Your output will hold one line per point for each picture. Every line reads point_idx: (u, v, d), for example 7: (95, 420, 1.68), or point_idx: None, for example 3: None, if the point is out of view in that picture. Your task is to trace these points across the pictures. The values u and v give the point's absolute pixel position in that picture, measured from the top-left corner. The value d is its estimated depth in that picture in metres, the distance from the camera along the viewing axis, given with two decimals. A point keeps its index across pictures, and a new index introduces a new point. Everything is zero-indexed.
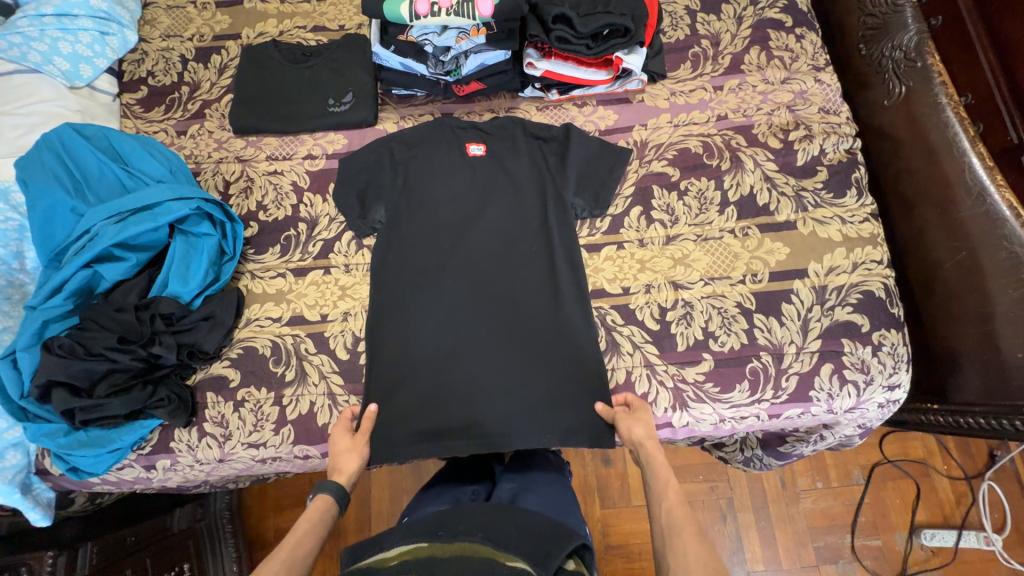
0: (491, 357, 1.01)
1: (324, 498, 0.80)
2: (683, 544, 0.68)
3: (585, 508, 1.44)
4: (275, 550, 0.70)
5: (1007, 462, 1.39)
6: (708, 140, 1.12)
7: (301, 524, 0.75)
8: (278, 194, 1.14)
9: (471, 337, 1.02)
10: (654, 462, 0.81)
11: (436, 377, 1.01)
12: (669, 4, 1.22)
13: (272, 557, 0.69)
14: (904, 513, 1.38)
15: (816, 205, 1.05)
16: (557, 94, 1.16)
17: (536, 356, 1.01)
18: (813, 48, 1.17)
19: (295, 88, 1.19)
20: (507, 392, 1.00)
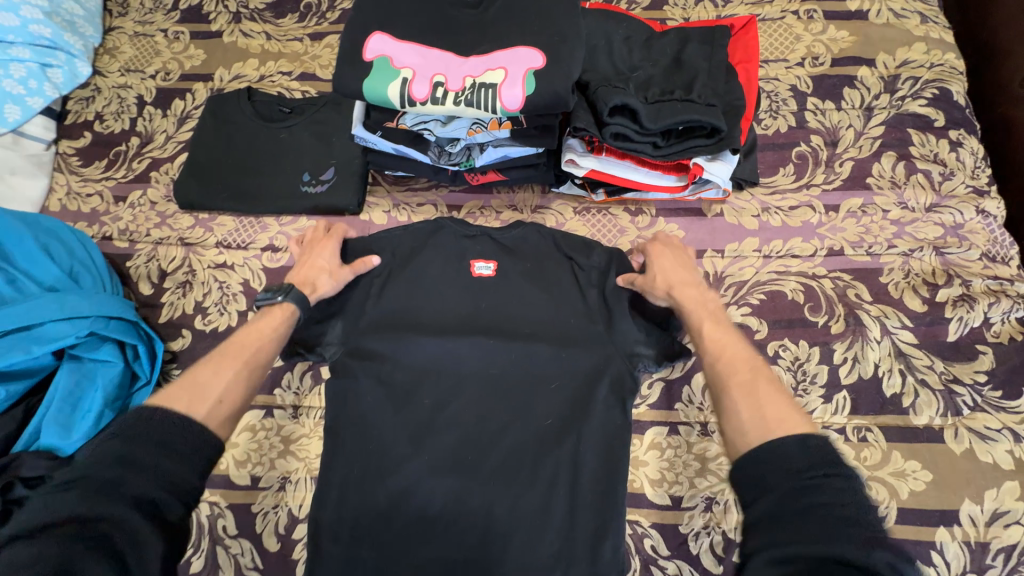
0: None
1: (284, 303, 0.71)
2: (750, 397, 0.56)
3: None
4: (231, 352, 0.64)
5: None
6: (813, 284, 0.79)
7: (257, 331, 0.67)
8: (223, 295, 0.87)
9: (444, 546, 0.71)
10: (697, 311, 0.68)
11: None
12: (768, 80, 0.90)
13: (225, 360, 0.63)
14: None
15: (974, 408, 0.71)
16: (603, 196, 0.85)
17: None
18: (972, 160, 0.84)
19: (266, 154, 0.93)
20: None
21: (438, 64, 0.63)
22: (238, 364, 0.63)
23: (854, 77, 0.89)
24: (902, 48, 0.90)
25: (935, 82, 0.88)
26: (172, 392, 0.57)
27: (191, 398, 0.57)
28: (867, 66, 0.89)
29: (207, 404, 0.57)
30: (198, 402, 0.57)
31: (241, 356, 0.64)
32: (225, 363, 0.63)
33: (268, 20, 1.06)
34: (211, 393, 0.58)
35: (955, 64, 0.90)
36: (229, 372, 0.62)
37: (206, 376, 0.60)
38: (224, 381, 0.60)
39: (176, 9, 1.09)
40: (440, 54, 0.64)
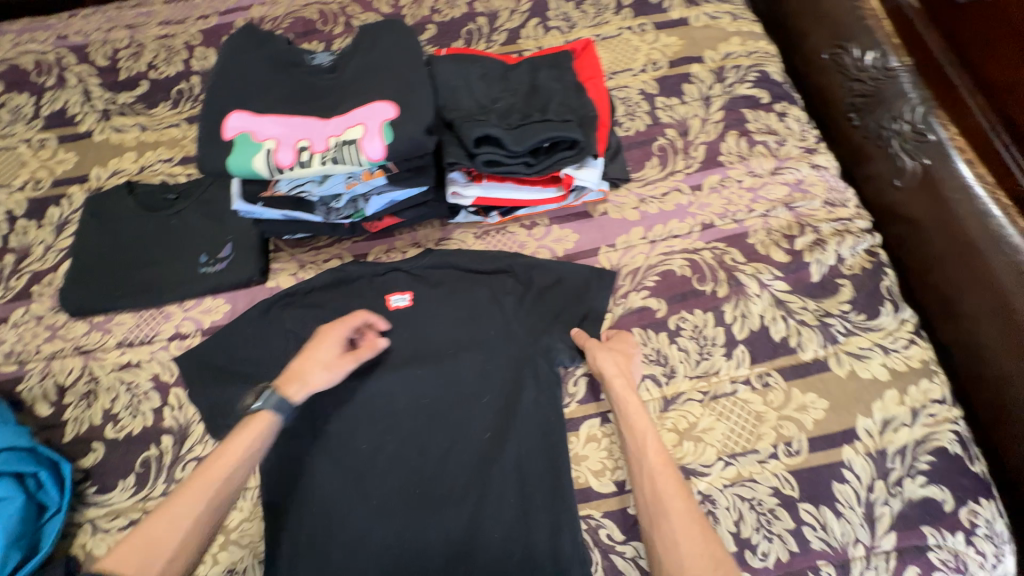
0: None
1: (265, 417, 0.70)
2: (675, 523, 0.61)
3: None
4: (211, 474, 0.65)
5: None
6: (696, 257, 0.88)
7: (226, 454, 0.66)
8: (132, 396, 0.83)
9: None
10: (630, 419, 0.72)
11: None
12: (620, 89, 1.01)
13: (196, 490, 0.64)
14: None
15: (847, 334, 0.81)
16: (498, 217, 0.91)
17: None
18: (799, 125, 0.98)
19: (157, 244, 0.91)
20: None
21: (299, 130, 0.66)
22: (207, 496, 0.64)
23: (689, 74, 1.02)
24: (723, 43, 1.05)
25: (755, 67, 1.03)
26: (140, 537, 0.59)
27: (145, 549, 0.59)
28: (698, 63, 1.03)
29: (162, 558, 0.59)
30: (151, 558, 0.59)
31: (208, 491, 0.64)
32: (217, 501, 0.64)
33: (140, 112, 1.05)
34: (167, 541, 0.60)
35: (767, 48, 1.05)
36: (195, 514, 0.62)
37: (182, 515, 0.62)
38: (186, 528, 0.61)
39: (38, 116, 1.06)
40: (300, 121, 0.67)
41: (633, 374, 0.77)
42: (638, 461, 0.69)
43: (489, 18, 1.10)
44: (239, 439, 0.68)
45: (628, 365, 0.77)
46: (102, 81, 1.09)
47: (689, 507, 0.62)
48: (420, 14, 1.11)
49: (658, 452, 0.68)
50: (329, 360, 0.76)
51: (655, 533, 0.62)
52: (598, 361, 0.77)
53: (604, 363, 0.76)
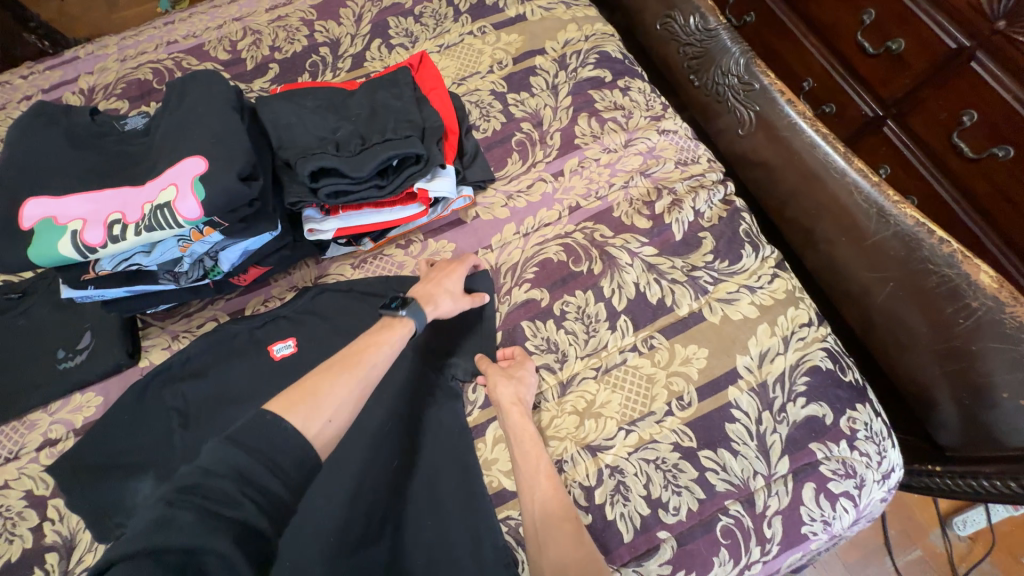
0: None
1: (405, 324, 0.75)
2: (559, 546, 0.64)
3: None
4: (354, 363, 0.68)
5: None
6: (569, 240, 0.90)
7: (379, 347, 0.70)
8: (6, 520, 0.76)
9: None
10: (523, 445, 0.73)
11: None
12: (471, 93, 1.03)
13: (347, 371, 0.66)
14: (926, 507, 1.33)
15: (715, 282, 0.86)
16: (372, 243, 0.90)
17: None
18: (643, 96, 1.03)
19: (8, 350, 0.84)
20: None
21: (107, 204, 0.63)
22: (355, 376, 0.66)
23: (534, 67, 1.05)
24: (561, 32, 1.09)
25: (594, 49, 1.07)
26: (289, 400, 0.59)
27: (307, 408, 0.59)
28: (540, 54, 1.06)
29: (313, 415, 0.59)
30: (314, 411, 0.59)
31: (358, 372, 0.66)
32: (344, 373, 0.66)
33: None
34: (326, 406, 0.61)
35: (603, 29, 1.10)
36: (347, 384, 0.65)
37: (326, 388, 0.63)
38: (343, 391, 0.64)
39: None
40: (107, 194, 0.64)
41: (529, 400, 0.77)
42: (529, 488, 0.70)
43: (331, 47, 1.09)
44: (383, 337, 0.72)
45: (522, 390, 0.77)
46: None
47: (575, 532, 0.66)
48: (259, 55, 1.08)
49: (548, 477, 0.71)
50: (457, 294, 0.82)
51: (544, 561, 0.64)
52: (496, 389, 0.76)
53: (499, 392, 0.76)
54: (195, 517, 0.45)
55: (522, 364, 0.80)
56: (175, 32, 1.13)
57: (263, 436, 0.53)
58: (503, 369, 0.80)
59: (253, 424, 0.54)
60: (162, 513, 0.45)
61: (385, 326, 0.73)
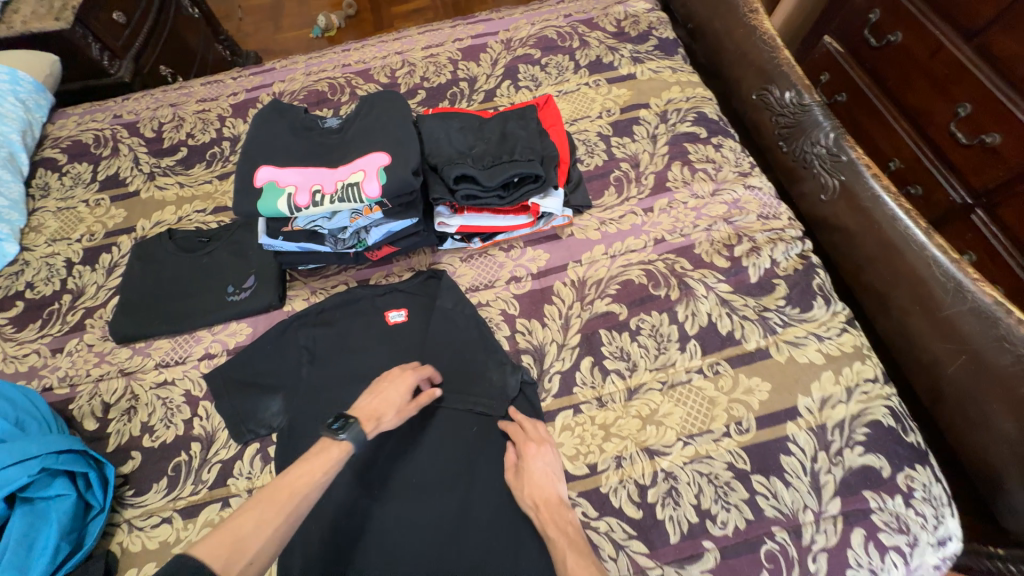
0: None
1: (343, 445, 0.74)
2: None
3: None
4: (278, 492, 0.66)
5: None
6: (651, 268, 1.02)
7: (312, 473, 0.69)
8: (168, 409, 0.95)
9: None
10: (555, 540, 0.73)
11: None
12: (580, 133, 1.20)
13: (273, 502, 0.65)
14: None
15: (784, 325, 0.93)
16: (481, 243, 1.07)
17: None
18: (734, 154, 1.15)
19: (192, 279, 1.07)
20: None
21: (312, 178, 0.83)
22: (283, 515, 0.64)
23: (638, 118, 1.21)
24: (665, 92, 1.25)
25: (693, 109, 1.22)
26: (211, 547, 0.58)
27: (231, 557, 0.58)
28: (645, 108, 1.22)
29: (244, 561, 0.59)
30: (238, 554, 0.59)
31: (286, 508, 0.65)
32: (269, 514, 0.63)
33: (179, 173, 1.25)
34: (256, 542, 0.61)
35: (703, 93, 1.24)
36: (271, 523, 0.63)
37: (250, 529, 0.61)
38: (268, 531, 0.62)
39: (95, 180, 1.26)
40: (313, 171, 0.84)
41: (548, 492, 0.79)
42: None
43: (469, 83, 1.32)
44: (314, 463, 0.71)
45: (546, 485, 0.80)
46: (149, 149, 1.30)
47: None
48: (412, 82, 1.33)
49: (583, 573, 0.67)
50: (400, 406, 0.84)
51: None
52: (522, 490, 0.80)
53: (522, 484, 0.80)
54: None
55: (531, 462, 0.82)
56: (350, 57, 1.42)
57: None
58: (515, 472, 0.82)
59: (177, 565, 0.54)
60: None
61: (322, 450, 0.73)
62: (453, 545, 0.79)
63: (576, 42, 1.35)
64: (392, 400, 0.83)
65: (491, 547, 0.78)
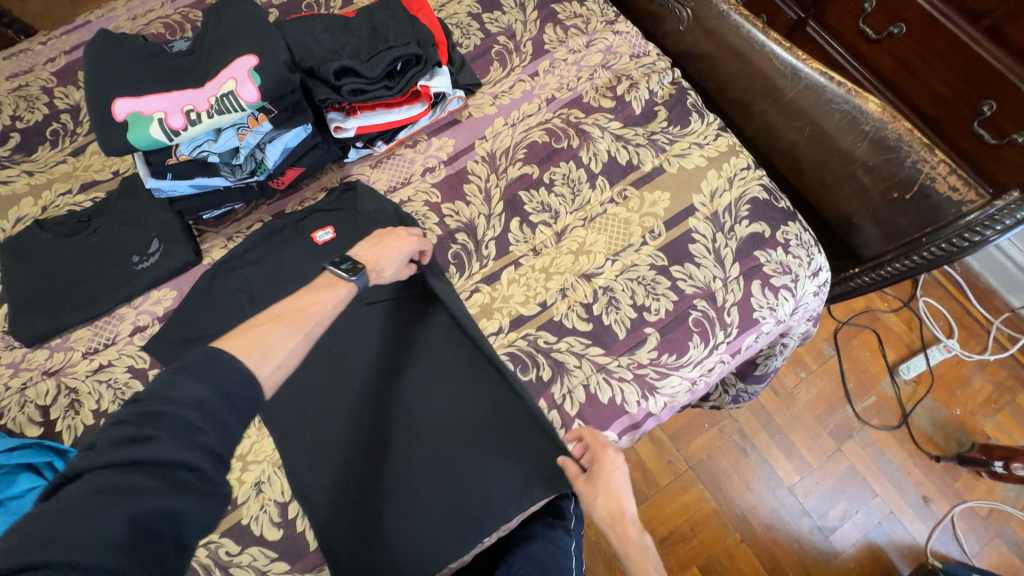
0: (435, 464, 0.85)
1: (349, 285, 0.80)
2: None
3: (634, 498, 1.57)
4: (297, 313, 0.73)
5: (929, 304, 1.77)
6: (550, 125, 1.08)
7: (325, 301, 0.76)
8: (115, 389, 0.92)
9: (405, 450, 0.86)
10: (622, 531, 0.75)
11: (398, 512, 0.83)
12: (451, 16, 1.19)
13: (289, 321, 0.71)
14: (878, 361, 1.73)
15: (671, 142, 1.06)
16: (385, 144, 1.06)
17: (478, 439, 0.86)
18: (598, 5, 1.20)
19: (86, 261, 0.98)
20: (478, 485, 0.84)
21: (181, 99, 0.79)
22: (303, 331, 0.71)
23: None
24: None
25: None
26: (242, 346, 0.65)
27: (259, 356, 0.65)
28: None
29: (268, 367, 0.65)
30: (264, 359, 0.65)
31: (305, 327, 0.72)
32: (291, 327, 0.70)
33: (21, 161, 1.09)
34: (276, 355, 0.67)
35: None
36: (296, 337, 0.70)
37: (277, 338, 0.68)
38: (290, 346, 0.69)
39: None
40: (179, 92, 0.79)
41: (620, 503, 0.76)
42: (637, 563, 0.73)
43: None
44: (324, 295, 0.77)
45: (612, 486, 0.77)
46: None
47: None
48: None
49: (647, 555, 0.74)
50: (397, 266, 0.88)
51: None
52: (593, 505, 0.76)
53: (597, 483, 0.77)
54: (174, 438, 0.55)
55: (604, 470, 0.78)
56: None
57: (217, 371, 0.60)
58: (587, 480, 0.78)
59: (210, 359, 0.61)
60: (136, 434, 0.55)
61: (331, 286, 0.79)
62: (432, 404, 0.89)
63: None
64: (393, 258, 0.87)
65: (463, 394, 0.89)
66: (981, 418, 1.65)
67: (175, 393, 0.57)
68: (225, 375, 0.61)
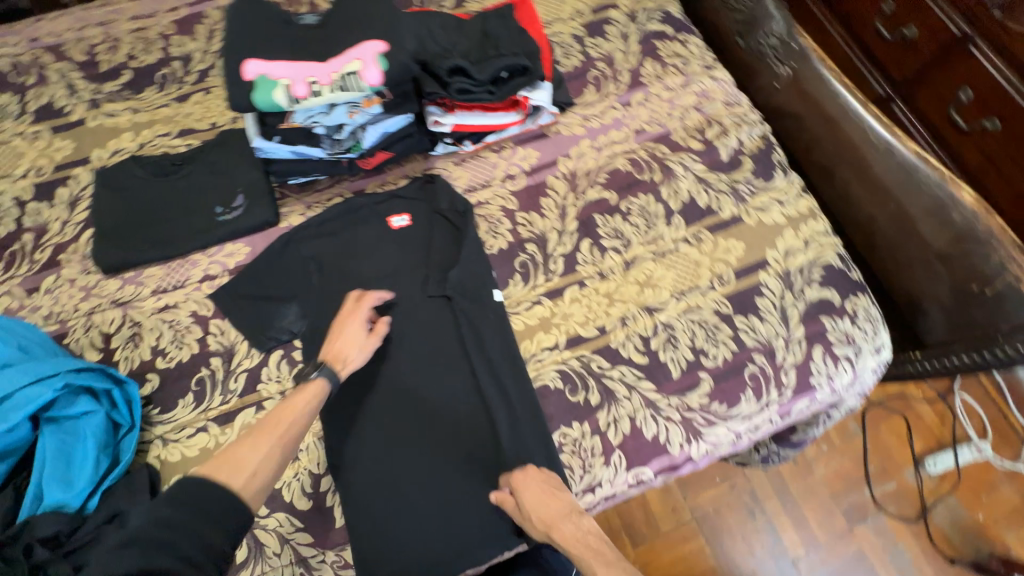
0: (443, 473, 0.86)
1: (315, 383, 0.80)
2: None
3: (633, 538, 1.53)
4: (269, 425, 0.74)
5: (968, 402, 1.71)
6: (634, 156, 1.10)
7: (295, 403, 0.77)
8: (176, 332, 0.94)
9: (420, 453, 0.87)
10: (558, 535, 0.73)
11: (393, 514, 0.83)
12: (555, 35, 1.22)
13: (264, 433, 0.72)
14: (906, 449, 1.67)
15: (752, 194, 1.06)
16: (472, 145, 1.09)
17: (489, 463, 0.87)
18: (699, 49, 1.22)
19: (172, 203, 1.02)
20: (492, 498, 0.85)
21: (307, 70, 0.83)
22: (277, 438, 0.72)
23: (609, 18, 1.25)
24: None
25: (659, 9, 1.26)
26: (217, 462, 0.67)
27: (232, 467, 0.67)
28: (614, 8, 1.26)
29: (244, 474, 0.66)
30: (237, 470, 0.66)
31: (278, 434, 0.73)
32: (265, 436, 0.72)
33: (128, 97, 1.15)
34: (250, 462, 0.68)
35: None
36: (268, 446, 0.71)
37: (251, 451, 0.69)
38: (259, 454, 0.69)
39: (26, 112, 1.13)
40: (307, 63, 0.84)
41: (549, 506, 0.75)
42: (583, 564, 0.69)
43: None
44: (295, 401, 0.77)
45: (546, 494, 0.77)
46: (84, 74, 1.17)
47: None
48: None
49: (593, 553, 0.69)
50: (361, 340, 0.87)
51: None
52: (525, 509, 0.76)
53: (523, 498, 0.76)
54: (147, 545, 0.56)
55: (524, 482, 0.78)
56: None
57: (192, 486, 0.63)
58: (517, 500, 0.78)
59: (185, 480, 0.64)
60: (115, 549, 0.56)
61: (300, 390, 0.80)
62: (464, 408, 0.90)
63: None
64: (350, 337, 0.86)
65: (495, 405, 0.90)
66: (1007, 530, 1.58)
67: (158, 508, 0.60)
68: (199, 492, 0.63)
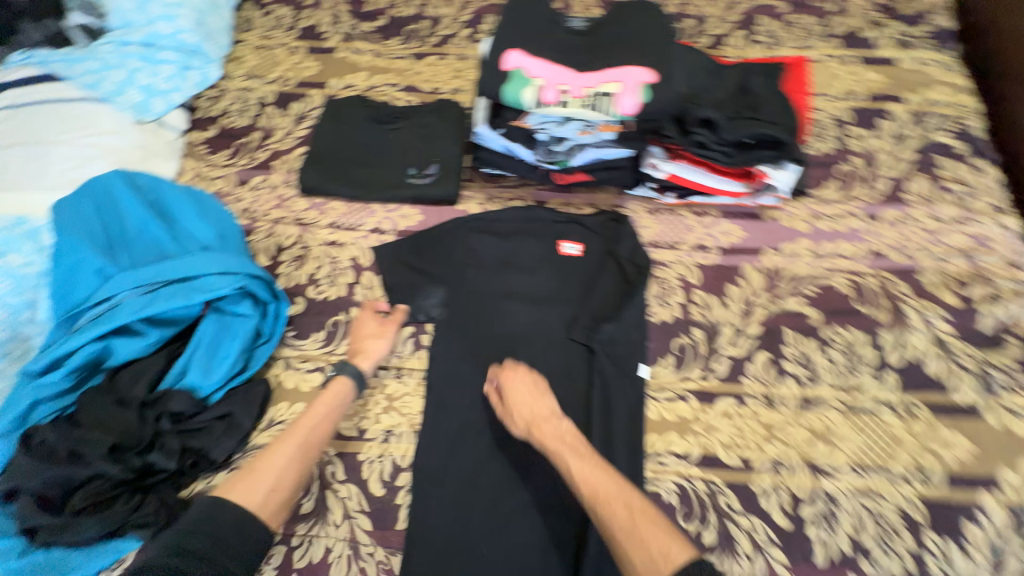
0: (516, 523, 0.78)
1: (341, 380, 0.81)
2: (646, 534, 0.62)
3: None
4: (292, 430, 0.74)
5: None
6: (860, 281, 0.91)
7: (315, 409, 0.77)
8: (333, 269, 0.98)
9: (500, 494, 0.80)
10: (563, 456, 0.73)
11: (454, 540, 0.77)
12: (813, 111, 1.06)
13: (286, 441, 0.73)
14: None
15: (1008, 389, 0.81)
16: (674, 199, 0.99)
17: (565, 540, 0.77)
18: (995, 184, 0.97)
19: (376, 150, 1.06)
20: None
21: (560, 76, 0.82)
22: (297, 451, 0.73)
23: (887, 112, 1.05)
24: (927, 90, 1.07)
25: (956, 121, 1.04)
26: (237, 484, 0.68)
27: (244, 485, 0.68)
28: (898, 102, 1.06)
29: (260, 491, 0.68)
30: (253, 487, 0.68)
31: (296, 443, 0.73)
32: (288, 447, 0.73)
33: (376, 41, 1.22)
34: (265, 479, 0.69)
35: (973, 104, 1.05)
36: (287, 455, 0.72)
37: (266, 469, 0.70)
38: (278, 466, 0.71)
39: (295, 28, 1.26)
40: (562, 68, 0.83)
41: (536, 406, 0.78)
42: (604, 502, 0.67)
43: (697, 22, 1.18)
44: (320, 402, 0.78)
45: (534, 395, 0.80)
46: (352, 10, 1.27)
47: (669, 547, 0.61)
48: None
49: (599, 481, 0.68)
50: (377, 334, 0.88)
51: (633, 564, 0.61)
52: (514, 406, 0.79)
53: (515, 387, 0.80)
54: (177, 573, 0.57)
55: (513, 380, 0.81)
56: None
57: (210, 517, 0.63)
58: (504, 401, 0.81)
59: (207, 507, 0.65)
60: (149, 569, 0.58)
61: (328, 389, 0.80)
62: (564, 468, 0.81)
63: (832, 6, 1.19)
64: (367, 330, 0.89)
65: None
66: None
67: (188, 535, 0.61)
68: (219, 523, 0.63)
